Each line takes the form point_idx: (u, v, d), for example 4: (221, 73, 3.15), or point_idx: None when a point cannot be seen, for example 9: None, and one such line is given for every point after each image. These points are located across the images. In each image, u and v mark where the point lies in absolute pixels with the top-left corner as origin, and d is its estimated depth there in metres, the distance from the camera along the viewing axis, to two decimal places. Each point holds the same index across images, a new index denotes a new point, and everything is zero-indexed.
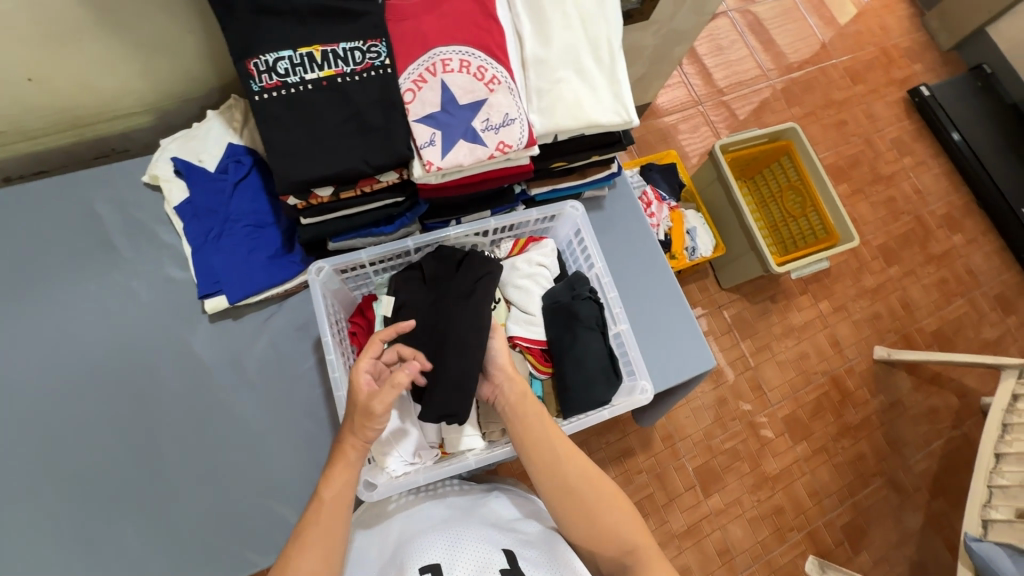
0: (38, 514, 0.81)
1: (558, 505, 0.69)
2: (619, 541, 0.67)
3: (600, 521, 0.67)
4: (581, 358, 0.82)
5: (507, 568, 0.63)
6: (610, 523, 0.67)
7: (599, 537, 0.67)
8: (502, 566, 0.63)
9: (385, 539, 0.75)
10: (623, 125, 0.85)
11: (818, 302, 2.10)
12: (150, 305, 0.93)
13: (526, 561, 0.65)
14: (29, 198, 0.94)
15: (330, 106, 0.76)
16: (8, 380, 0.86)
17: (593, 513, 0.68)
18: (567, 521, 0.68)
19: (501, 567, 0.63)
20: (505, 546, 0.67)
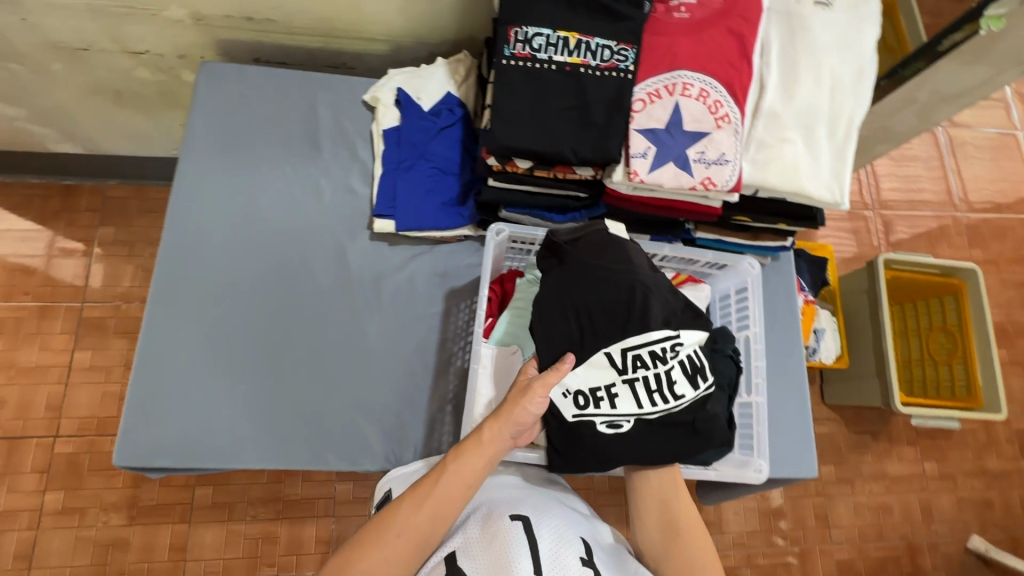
0: (183, 341, 0.92)
1: (653, 536, 0.70)
2: None
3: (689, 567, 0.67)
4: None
5: (585, 557, 0.63)
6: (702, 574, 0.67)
7: None
8: (581, 553, 0.63)
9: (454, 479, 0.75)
10: (830, 204, 0.81)
11: (924, 460, 1.89)
12: (328, 205, 1.03)
13: (599, 558, 0.65)
14: (273, 82, 1.07)
15: (563, 91, 0.79)
16: (202, 224, 0.98)
17: (686, 556, 0.68)
18: (659, 556, 0.69)
19: (580, 553, 0.63)
20: (582, 536, 0.67)
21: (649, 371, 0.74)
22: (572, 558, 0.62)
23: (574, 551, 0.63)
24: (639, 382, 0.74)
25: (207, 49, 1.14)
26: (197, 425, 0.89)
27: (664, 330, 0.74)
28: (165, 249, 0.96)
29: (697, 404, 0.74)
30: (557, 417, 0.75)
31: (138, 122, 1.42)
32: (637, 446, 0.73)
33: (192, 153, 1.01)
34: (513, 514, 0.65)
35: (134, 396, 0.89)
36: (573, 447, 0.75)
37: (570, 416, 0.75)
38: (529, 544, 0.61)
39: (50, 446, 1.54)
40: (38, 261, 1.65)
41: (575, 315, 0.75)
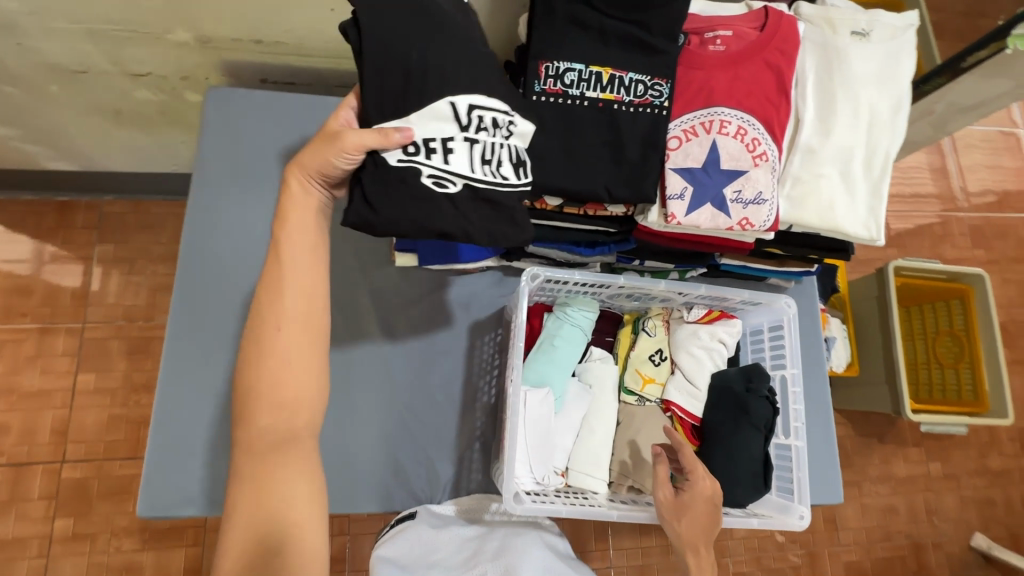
0: (203, 382, 0.90)
1: None
2: None
3: None
4: (728, 451, 0.79)
5: None
6: None
7: None
8: None
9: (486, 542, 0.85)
10: (866, 241, 0.80)
11: (930, 461, 1.91)
12: (346, 236, 1.00)
13: None
14: (284, 107, 1.03)
15: (596, 128, 0.77)
16: (218, 258, 0.95)
17: None
18: None
19: None
20: None
21: (489, 141, 0.68)
22: None
23: None
24: (478, 145, 0.68)
25: (212, 71, 1.09)
26: (221, 471, 0.87)
27: (503, 109, 0.69)
28: (182, 286, 0.93)
29: (517, 195, 0.70)
30: (377, 165, 0.65)
31: (135, 140, 1.37)
32: (450, 209, 0.67)
33: (203, 184, 0.98)
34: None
35: (156, 440, 0.87)
36: (393, 207, 0.65)
37: (393, 162, 0.65)
38: None
39: (57, 472, 1.51)
40: (27, 271, 1.60)
41: (417, 59, 0.65)
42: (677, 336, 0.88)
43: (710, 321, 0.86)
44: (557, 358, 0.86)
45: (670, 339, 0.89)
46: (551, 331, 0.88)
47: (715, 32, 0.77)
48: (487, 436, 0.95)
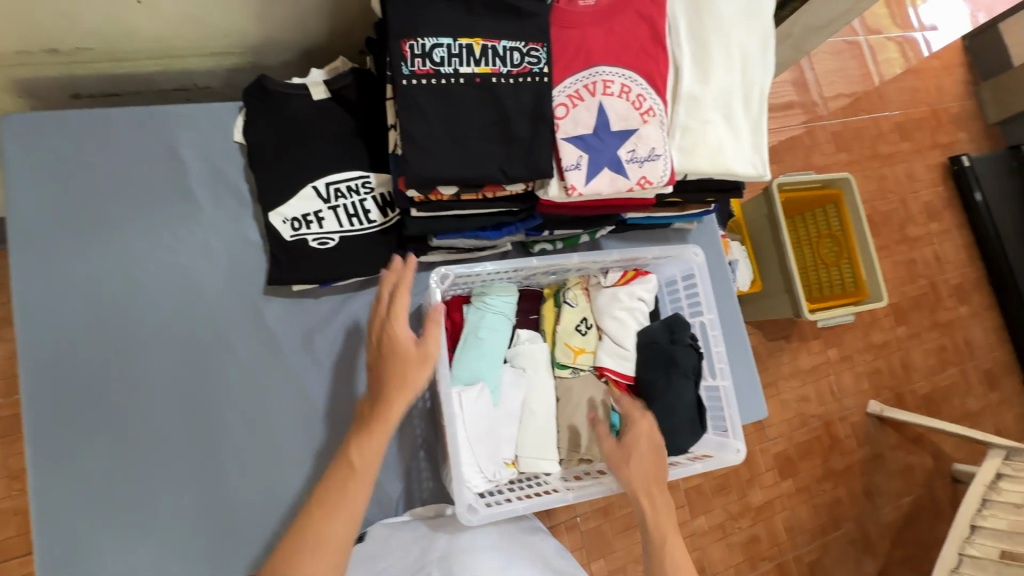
0: (92, 466, 0.79)
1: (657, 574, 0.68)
2: None
3: None
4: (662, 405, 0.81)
5: None
6: None
7: None
8: None
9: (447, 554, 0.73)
10: (755, 178, 0.83)
11: (828, 349, 2.16)
12: (226, 265, 0.88)
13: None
14: (109, 127, 0.86)
15: (478, 106, 0.71)
16: (71, 323, 0.81)
17: None
18: None
19: None
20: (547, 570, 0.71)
21: (351, 202, 0.86)
22: None
23: None
24: (341, 208, 0.85)
25: (2, 94, 0.88)
26: (141, 556, 0.78)
27: (356, 172, 0.86)
28: (33, 364, 0.79)
29: (386, 230, 0.87)
30: (275, 236, 0.85)
31: None
32: (344, 257, 0.86)
33: (27, 238, 0.81)
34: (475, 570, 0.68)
35: (52, 543, 0.76)
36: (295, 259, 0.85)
37: (282, 230, 0.85)
38: None
39: None
40: None
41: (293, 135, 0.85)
42: (600, 302, 0.87)
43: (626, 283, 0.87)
44: (485, 350, 0.83)
45: (593, 306, 0.89)
46: (474, 325, 0.84)
47: None
48: (431, 442, 0.91)
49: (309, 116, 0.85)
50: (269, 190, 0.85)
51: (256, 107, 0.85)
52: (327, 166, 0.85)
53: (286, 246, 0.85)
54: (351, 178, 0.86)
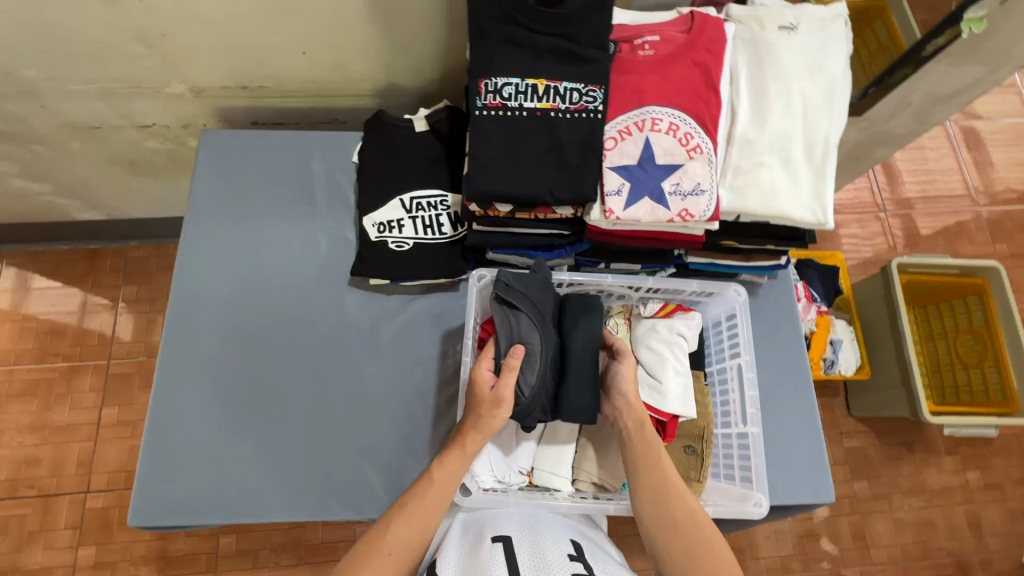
0: (193, 395, 0.96)
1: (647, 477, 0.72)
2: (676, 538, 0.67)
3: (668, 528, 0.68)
4: (535, 366, 0.78)
5: (575, 554, 0.66)
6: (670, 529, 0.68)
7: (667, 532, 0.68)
8: (570, 551, 0.66)
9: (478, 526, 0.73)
10: (815, 225, 0.80)
11: (967, 470, 1.79)
12: (326, 256, 1.06)
13: (592, 554, 0.68)
14: (269, 142, 1.12)
15: (536, 135, 0.81)
16: (209, 283, 1.03)
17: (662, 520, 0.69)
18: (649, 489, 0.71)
19: (569, 551, 0.66)
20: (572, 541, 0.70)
21: (428, 215, 1.00)
22: (560, 557, 0.64)
23: (562, 550, 0.66)
24: (419, 219, 1.00)
25: (208, 118, 1.21)
26: (206, 482, 0.92)
27: (436, 191, 1.01)
28: (176, 308, 1.01)
29: (452, 242, 0.99)
30: (363, 237, 1.01)
31: (150, 187, 1.50)
32: (414, 260, 0.99)
33: (195, 215, 1.07)
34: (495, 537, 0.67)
35: (151, 452, 0.92)
36: (374, 257, 1.00)
37: (368, 231, 1.01)
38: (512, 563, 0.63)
39: (82, 502, 1.61)
40: (70, 319, 1.76)
41: (394, 158, 1.03)
42: (638, 331, 0.88)
43: (667, 316, 0.87)
44: None
45: (632, 335, 0.89)
46: None
47: (644, 38, 0.81)
48: None
49: (409, 144, 1.03)
50: (367, 199, 1.03)
51: (371, 134, 1.04)
52: (416, 184, 1.01)
53: (369, 247, 1.00)
54: (432, 196, 1.01)
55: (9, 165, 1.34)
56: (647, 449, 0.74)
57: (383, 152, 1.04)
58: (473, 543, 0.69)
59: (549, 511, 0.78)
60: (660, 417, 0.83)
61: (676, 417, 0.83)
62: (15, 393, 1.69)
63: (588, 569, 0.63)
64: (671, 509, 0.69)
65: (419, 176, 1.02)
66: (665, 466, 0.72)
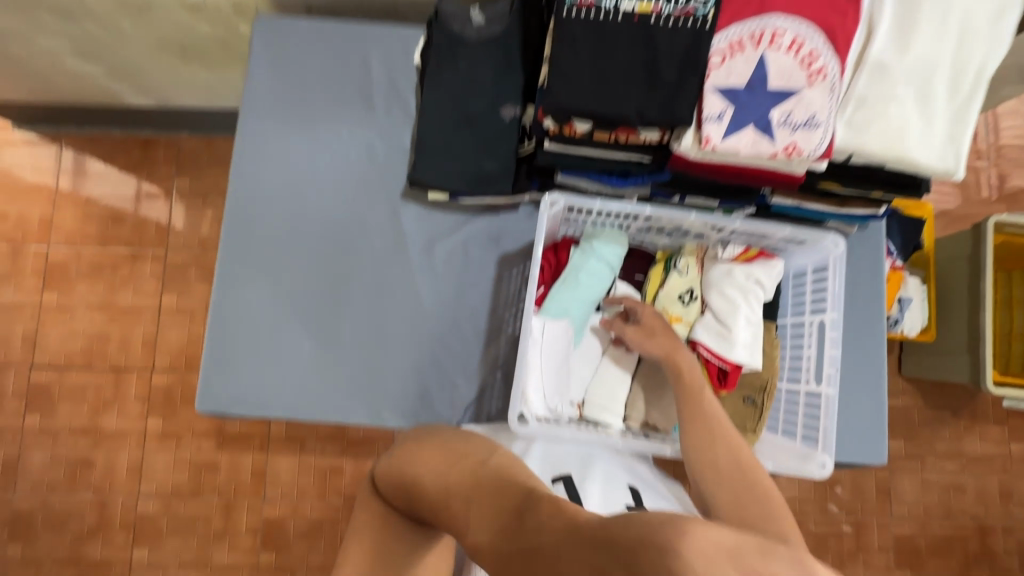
0: (255, 295, 0.97)
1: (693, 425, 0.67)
2: (763, 502, 0.57)
3: (744, 480, 0.60)
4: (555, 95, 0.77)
5: (632, 504, 0.71)
6: (745, 488, 0.59)
7: (735, 489, 0.59)
8: (628, 502, 0.72)
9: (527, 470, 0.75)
10: (941, 174, 0.70)
11: (1011, 442, 1.68)
12: (382, 163, 1.01)
13: (647, 498, 0.75)
14: (325, 33, 1.03)
15: (630, 43, 0.71)
16: (267, 181, 1.01)
17: (738, 476, 0.60)
18: (700, 442, 0.65)
19: (627, 502, 0.72)
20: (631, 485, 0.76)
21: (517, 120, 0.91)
22: (621, 503, 0.71)
23: (621, 499, 0.72)
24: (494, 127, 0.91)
25: (261, 1, 1.12)
26: (267, 377, 0.95)
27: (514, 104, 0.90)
28: (235, 205, 1.00)
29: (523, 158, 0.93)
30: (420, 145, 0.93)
31: (199, 76, 1.45)
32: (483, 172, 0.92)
33: (252, 111, 1.02)
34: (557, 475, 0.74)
35: (214, 350, 0.95)
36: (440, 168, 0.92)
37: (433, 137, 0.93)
38: (577, 499, 0.71)
39: (148, 379, 1.75)
40: (131, 207, 1.80)
41: (462, 59, 0.91)
42: (711, 274, 0.83)
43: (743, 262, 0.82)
44: (579, 290, 0.85)
45: (703, 277, 0.85)
46: (577, 266, 0.86)
47: None
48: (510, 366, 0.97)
49: (475, 39, 0.91)
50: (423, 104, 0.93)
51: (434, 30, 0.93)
52: (481, 88, 0.91)
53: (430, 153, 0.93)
54: (506, 103, 0.90)
55: (62, 42, 1.29)
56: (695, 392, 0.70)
57: (447, 48, 0.92)
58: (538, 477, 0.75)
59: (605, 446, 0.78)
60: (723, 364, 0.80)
61: (739, 367, 0.80)
62: (83, 274, 1.79)
63: (645, 518, 0.71)
64: (723, 456, 0.63)
65: (488, 77, 0.91)
66: (712, 412, 0.68)
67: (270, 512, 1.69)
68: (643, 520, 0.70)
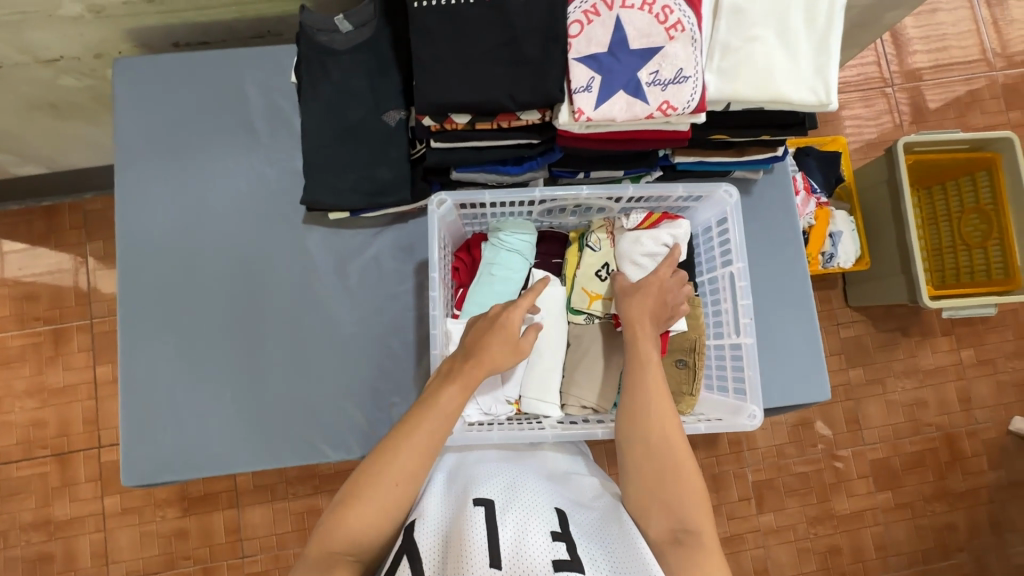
0: (166, 352, 0.92)
1: (634, 403, 0.68)
2: (679, 493, 0.62)
3: (667, 471, 0.63)
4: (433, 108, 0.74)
5: (558, 532, 0.57)
6: (670, 481, 0.63)
7: (658, 479, 0.63)
8: (553, 528, 0.58)
9: (450, 487, 0.66)
10: (816, 107, 0.70)
11: (961, 349, 1.73)
12: (277, 191, 0.97)
13: (576, 525, 0.60)
14: (192, 67, 0.98)
15: (487, 27, 0.69)
16: (157, 230, 0.95)
17: (662, 463, 0.64)
18: (639, 422, 0.67)
19: (552, 528, 0.58)
20: (558, 506, 0.62)
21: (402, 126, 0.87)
22: (540, 536, 0.56)
23: (544, 526, 0.57)
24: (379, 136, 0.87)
25: (122, 43, 1.05)
26: (191, 435, 0.90)
27: (397, 109, 0.87)
28: (127, 262, 0.94)
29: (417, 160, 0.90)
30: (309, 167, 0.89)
31: (80, 131, 1.36)
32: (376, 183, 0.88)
33: (127, 160, 0.96)
34: (476, 501, 0.60)
35: (131, 417, 0.90)
36: (334, 186, 0.89)
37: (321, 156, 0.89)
38: (491, 529, 0.56)
39: (97, 457, 1.65)
40: (49, 280, 1.70)
41: (336, 71, 0.88)
42: (621, 245, 0.82)
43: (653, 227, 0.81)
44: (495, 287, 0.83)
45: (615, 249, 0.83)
46: (489, 261, 0.84)
47: None
48: None
49: (345, 48, 0.87)
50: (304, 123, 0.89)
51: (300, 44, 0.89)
52: (361, 98, 0.88)
53: (322, 172, 0.89)
54: (388, 107, 0.87)
55: None
56: (643, 364, 0.70)
57: (318, 62, 0.88)
58: (456, 503, 0.62)
59: (536, 441, 0.75)
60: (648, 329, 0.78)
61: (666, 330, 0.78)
62: (6, 360, 1.67)
63: (571, 552, 0.55)
64: (650, 441, 0.66)
65: (364, 87, 0.88)
66: (653, 390, 0.68)
67: (252, 568, 1.62)
68: (567, 554, 0.54)
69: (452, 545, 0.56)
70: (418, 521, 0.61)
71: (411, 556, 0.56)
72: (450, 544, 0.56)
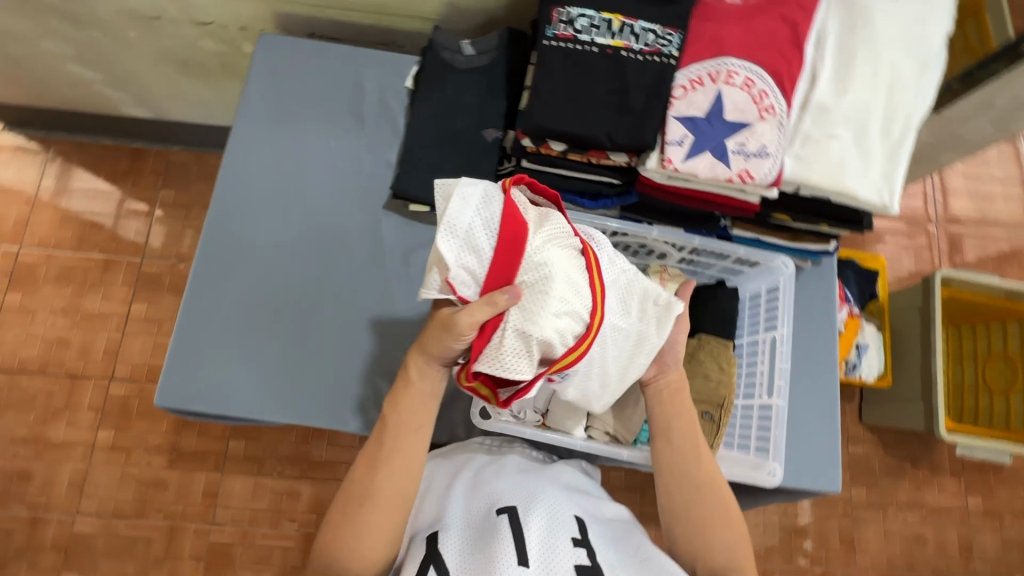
0: (229, 291, 0.98)
1: (676, 449, 0.72)
2: (721, 528, 0.67)
3: (705, 509, 0.68)
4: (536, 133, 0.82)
5: (579, 538, 0.63)
6: (712, 518, 0.68)
7: (703, 517, 0.68)
8: (575, 535, 0.63)
9: (471, 495, 0.70)
10: (877, 207, 0.77)
11: (968, 495, 1.69)
12: (366, 175, 1.06)
13: (596, 535, 0.66)
14: (324, 54, 1.10)
15: (603, 73, 0.78)
16: (254, 183, 1.04)
17: (701, 500, 0.69)
18: (682, 462, 0.71)
19: (574, 535, 0.63)
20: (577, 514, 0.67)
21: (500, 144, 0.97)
22: (564, 544, 0.61)
23: (567, 533, 0.63)
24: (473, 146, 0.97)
25: (267, 22, 1.19)
26: (229, 374, 0.94)
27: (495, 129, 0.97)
28: (219, 204, 1.02)
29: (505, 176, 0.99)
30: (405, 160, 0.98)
31: (197, 91, 1.50)
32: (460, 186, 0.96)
33: (245, 117, 1.06)
34: (500, 509, 0.64)
35: (179, 343, 0.95)
36: (423, 180, 0.97)
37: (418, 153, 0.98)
38: (518, 532, 0.61)
39: (105, 388, 1.61)
40: (105, 221, 1.71)
41: (451, 84, 0.99)
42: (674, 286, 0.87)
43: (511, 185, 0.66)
44: None
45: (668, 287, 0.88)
46: None
47: None
48: None
49: (464, 67, 0.99)
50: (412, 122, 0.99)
51: (427, 56, 1.01)
52: (466, 111, 0.98)
53: (415, 166, 0.98)
54: (488, 124, 0.97)
55: (67, 47, 1.34)
56: (679, 391, 0.76)
57: (437, 74, 0.99)
58: (479, 510, 0.66)
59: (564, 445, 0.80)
60: (503, 334, 0.62)
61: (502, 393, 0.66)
62: (52, 277, 1.66)
63: (593, 559, 0.60)
64: (688, 476, 0.70)
65: (472, 102, 0.98)
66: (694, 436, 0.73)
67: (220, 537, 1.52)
68: (589, 561, 0.60)
69: (479, 552, 0.60)
70: (440, 531, 0.64)
71: (438, 565, 0.60)
72: (479, 553, 0.60)
